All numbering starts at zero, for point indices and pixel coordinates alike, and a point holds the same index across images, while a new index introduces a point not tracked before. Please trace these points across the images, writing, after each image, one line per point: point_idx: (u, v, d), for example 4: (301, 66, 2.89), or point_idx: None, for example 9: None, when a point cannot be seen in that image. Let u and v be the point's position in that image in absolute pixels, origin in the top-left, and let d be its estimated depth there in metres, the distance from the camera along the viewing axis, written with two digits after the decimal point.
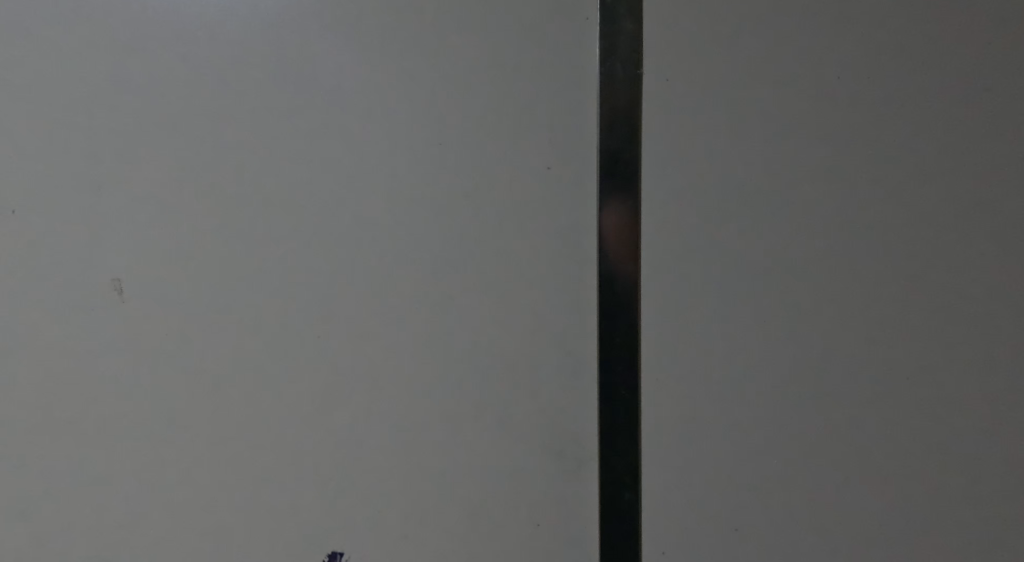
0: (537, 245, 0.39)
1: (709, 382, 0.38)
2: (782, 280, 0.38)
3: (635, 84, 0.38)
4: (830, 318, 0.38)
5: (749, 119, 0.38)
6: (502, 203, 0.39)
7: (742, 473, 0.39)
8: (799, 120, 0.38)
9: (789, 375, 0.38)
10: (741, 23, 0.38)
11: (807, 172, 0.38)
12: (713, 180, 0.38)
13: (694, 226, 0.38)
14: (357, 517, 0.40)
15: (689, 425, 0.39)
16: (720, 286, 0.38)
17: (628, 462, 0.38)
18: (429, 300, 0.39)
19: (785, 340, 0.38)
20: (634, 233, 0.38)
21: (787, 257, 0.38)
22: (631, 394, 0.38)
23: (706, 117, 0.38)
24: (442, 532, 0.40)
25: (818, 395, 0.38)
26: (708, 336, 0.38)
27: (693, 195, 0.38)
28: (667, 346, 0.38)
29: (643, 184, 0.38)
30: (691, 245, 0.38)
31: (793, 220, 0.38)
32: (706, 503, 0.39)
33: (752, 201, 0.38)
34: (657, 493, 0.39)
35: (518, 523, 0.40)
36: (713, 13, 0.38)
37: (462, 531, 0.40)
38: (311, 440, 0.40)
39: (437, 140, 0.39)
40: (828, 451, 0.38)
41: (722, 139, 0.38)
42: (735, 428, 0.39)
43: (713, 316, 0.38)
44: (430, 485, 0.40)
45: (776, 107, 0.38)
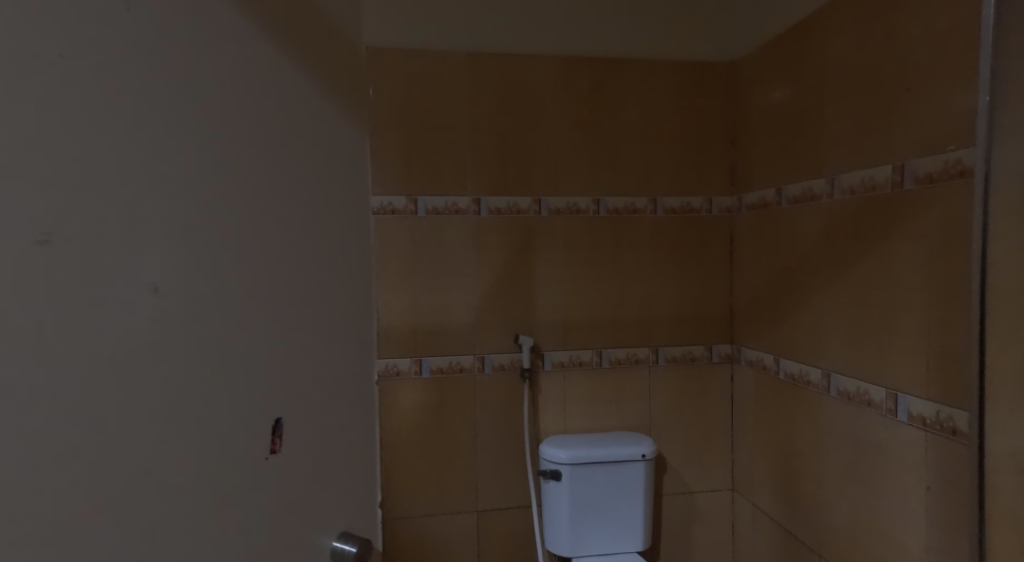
0: (266, 372, 0.64)
1: (323, 346, 0.74)
2: (343, 261, 0.78)
3: (277, 239, 0.66)
4: (348, 260, 0.79)
5: (318, 211, 0.73)
6: (267, 347, 0.64)
7: (337, 341, 0.78)
8: (327, 194, 0.75)
9: (340, 293, 0.78)
10: (306, 170, 0.71)
11: (333, 217, 0.76)
12: (307, 251, 0.71)
13: (304, 285, 0.70)
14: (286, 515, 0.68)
15: (335, 356, 0.77)
16: (315, 294, 0.73)
17: (328, 399, 0.76)
18: (239, 419, 0.61)
19: (337, 289, 0.77)
20: (279, 315, 0.66)
21: (326, 259, 0.75)
22: (309, 379, 0.72)
23: (304, 217, 0.70)
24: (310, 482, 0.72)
25: (354, 275, 0.81)
26: (316, 318, 0.73)
27: (306, 271, 0.71)
28: (305, 359, 0.71)
29: (287, 289, 0.68)
30: (309, 300, 0.71)
31: (332, 236, 0.76)
32: (341, 359, 0.79)
33: (316, 250, 0.73)
34: (336, 381, 0.77)
35: (323, 445, 0.75)
36: (278, 190, 0.66)
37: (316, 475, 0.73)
38: (241, 519, 0.60)
39: (202, 348, 0.56)
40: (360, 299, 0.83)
41: (306, 231, 0.71)
42: (340, 317, 0.78)
43: (315, 308, 0.73)
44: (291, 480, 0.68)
45: (315, 199, 0.73)
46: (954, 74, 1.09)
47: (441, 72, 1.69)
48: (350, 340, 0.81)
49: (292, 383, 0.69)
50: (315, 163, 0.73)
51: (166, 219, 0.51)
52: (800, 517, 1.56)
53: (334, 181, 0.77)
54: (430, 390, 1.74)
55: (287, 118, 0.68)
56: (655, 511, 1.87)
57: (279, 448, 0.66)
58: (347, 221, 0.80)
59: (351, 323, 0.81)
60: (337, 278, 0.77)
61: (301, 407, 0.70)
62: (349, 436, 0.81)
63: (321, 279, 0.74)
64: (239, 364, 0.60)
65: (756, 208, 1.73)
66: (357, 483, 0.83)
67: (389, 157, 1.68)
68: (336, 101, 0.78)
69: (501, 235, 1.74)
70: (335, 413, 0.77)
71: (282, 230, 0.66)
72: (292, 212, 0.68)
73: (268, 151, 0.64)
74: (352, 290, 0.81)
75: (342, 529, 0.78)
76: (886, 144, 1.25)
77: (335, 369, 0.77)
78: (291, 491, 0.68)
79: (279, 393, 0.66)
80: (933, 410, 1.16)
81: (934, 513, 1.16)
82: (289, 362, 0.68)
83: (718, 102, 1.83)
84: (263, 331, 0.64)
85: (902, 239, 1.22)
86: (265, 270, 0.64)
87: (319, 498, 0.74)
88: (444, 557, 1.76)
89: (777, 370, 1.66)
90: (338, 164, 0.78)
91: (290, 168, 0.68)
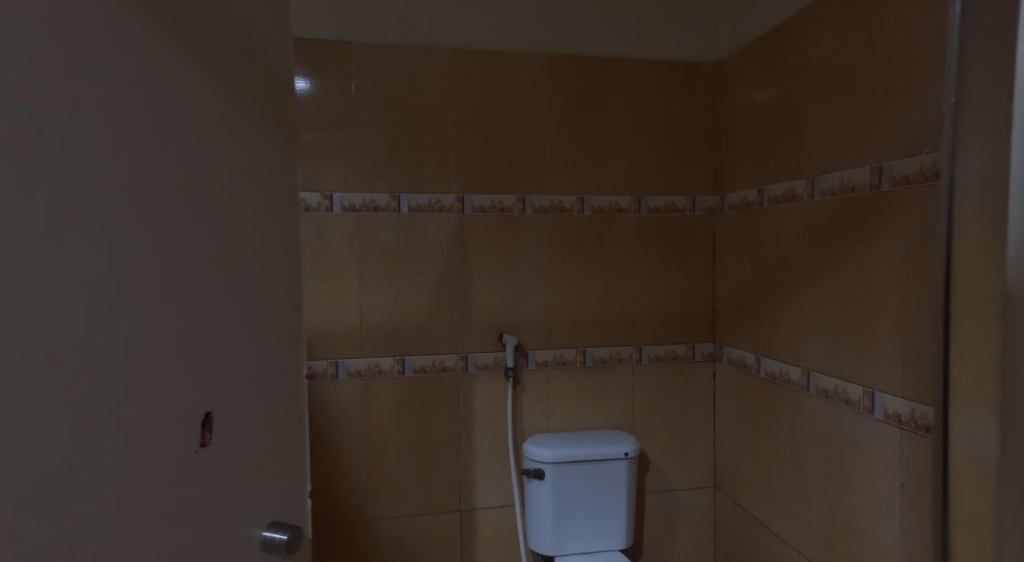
0: (203, 367, 0.66)
1: (265, 341, 0.76)
2: (286, 258, 0.80)
3: (217, 237, 0.67)
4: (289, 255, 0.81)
5: (262, 210, 0.75)
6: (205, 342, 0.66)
7: (280, 336, 0.79)
8: (272, 193, 0.77)
9: (283, 289, 0.80)
10: (251, 168, 0.73)
11: (278, 215, 0.78)
12: (250, 249, 0.73)
13: (246, 282, 0.72)
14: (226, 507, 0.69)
15: (278, 351, 0.79)
16: (258, 290, 0.74)
17: (271, 392, 0.77)
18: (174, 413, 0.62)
19: (281, 285, 0.79)
20: (219, 311, 0.68)
21: (270, 256, 0.77)
22: (251, 374, 0.73)
23: (248, 216, 0.72)
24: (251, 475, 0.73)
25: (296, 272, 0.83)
26: (259, 313, 0.75)
27: (248, 268, 0.73)
28: (248, 353, 0.73)
29: (229, 285, 0.69)
30: (251, 296, 0.73)
31: (276, 234, 0.78)
32: (284, 354, 0.80)
33: (260, 248, 0.75)
34: (279, 376, 0.79)
35: (265, 438, 0.76)
36: (219, 189, 0.67)
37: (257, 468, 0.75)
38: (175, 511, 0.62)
39: (133, 343, 0.57)
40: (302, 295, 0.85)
41: (250, 229, 0.72)
42: (283, 312, 0.80)
43: (258, 304, 0.74)
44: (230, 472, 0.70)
45: (261, 198, 0.74)
46: (933, 78, 1.11)
47: (426, 69, 1.68)
48: (289, 333, 0.81)
49: (225, 377, 0.69)
50: (251, 157, 0.73)
51: (85, 212, 0.52)
52: (778, 514, 1.58)
53: (272, 176, 0.77)
54: (413, 389, 1.73)
55: (220, 113, 0.68)
56: (637, 509, 1.88)
57: (211, 442, 0.67)
58: (284, 216, 0.79)
59: (295, 319, 0.83)
60: (280, 275, 0.79)
61: (242, 401, 0.72)
62: (292, 429, 0.82)
63: (257, 273, 0.74)
64: (172, 359, 0.62)
65: (738, 208, 1.75)
66: (299, 477, 0.84)
67: (373, 154, 1.67)
68: (272, 97, 0.78)
69: (484, 233, 1.74)
70: (271, 406, 0.77)
71: (213, 224, 0.67)
72: (226, 206, 0.68)
73: (207, 151, 0.66)
74: (293, 285, 0.82)
75: (277, 521, 0.78)
76: (865, 147, 1.27)
77: (272, 363, 0.77)
78: (231, 484, 0.70)
79: (210, 386, 0.67)
80: (908, 408, 1.18)
81: (908, 509, 1.18)
82: (221, 356, 0.68)
83: (702, 101, 1.84)
84: (202, 326, 0.65)
85: (880, 241, 1.24)
86: (193, 265, 0.64)
87: (261, 490, 0.75)
88: (427, 556, 1.75)
89: (758, 369, 1.67)
90: (275, 158, 0.78)
91: (234, 168, 0.70)
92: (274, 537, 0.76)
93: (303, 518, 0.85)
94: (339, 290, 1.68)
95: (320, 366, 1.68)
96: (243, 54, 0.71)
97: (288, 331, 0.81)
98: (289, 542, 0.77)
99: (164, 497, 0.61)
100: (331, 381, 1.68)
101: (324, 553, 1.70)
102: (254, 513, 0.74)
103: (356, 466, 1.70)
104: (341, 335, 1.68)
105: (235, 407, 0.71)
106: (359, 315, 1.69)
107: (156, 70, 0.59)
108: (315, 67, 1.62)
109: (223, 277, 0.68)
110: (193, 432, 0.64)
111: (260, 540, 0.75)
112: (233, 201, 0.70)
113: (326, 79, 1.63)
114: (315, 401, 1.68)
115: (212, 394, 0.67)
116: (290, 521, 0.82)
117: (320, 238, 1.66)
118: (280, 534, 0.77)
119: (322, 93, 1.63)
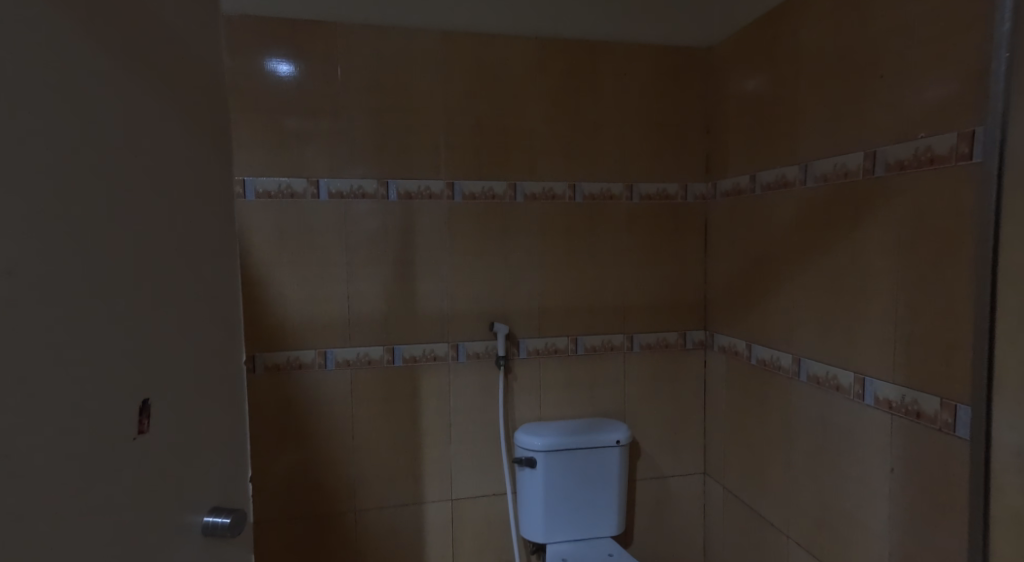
0: (126, 358, 0.71)
1: (188, 331, 0.81)
2: (210, 252, 0.86)
3: (135, 238, 0.73)
4: (213, 250, 0.86)
5: (182, 208, 0.80)
6: (125, 335, 0.71)
7: (207, 326, 0.85)
8: (194, 190, 0.83)
9: (207, 282, 0.85)
10: (168, 170, 0.78)
11: (199, 212, 0.84)
12: (169, 247, 0.78)
13: (165, 277, 0.77)
14: (154, 488, 0.75)
15: (202, 340, 0.84)
16: (180, 284, 0.80)
17: (197, 380, 0.83)
18: (93, 402, 0.67)
19: (204, 277, 0.85)
20: (140, 305, 0.73)
21: (191, 251, 0.82)
22: (175, 363, 0.79)
23: (164, 215, 0.77)
24: (178, 459, 0.79)
25: (220, 265, 0.88)
26: (182, 306, 0.80)
27: (169, 264, 0.78)
28: (170, 344, 0.78)
29: (148, 281, 0.74)
30: (172, 292, 0.78)
31: (196, 231, 0.83)
32: (210, 344, 0.86)
33: (180, 245, 0.80)
34: (205, 365, 0.84)
35: (192, 424, 0.82)
36: (133, 191, 0.72)
37: (185, 452, 0.80)
38: (99, 493, 0.67)
39: (50, 338, 0.62)
40: (229, 287, 0.90)
41: (169, 227, 0.78)
42: (207, 304, 0.85)
43: (180, 297, 0.80)
44: (157, 457, 0.75)
45: (179, 196, 0.80)
46: (930, 62, 1.10)
47: (414, 53, 1.65)
48: (207, 321, 0.85)
49: (157, 367, 0.76)
50: (178, 169, 0.80)
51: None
52: (767, 500, 1.59)
53: (201, 188, 0.84)
54: (402, 379, 1.71)
55: (149, 127, 0.75)
56: (628, 496, 1.88)
57: (147, 428, 0.74)
58: (213, 223, 0.87)
59: (220, 310, 0.88)
60: (203, 269, 0.84)
61: (165, 388, 0.77)
62: (222, 414, 0.88)
63: (187, 277, 0.81)
64: (90, 350, 0.66)
65: (729, 195, 1.74)
66: (229, 460, 0.89)
67: (360, 139, 1.64)
68: (201, 112, 0.84)
69: (473, 221, 1.72)
70: (207, 397, 0.85)
71: (144, 231, 0.74)
72: (155, 212, 0.76)
73: (120, 157, 0.71)
74: (216, 278, 0.87)
75: (218, 506, 0.86)
76: (859, 131, 1.26)
77: (204, 356, 0.84)
78: (157, 466, 0.75)
79: (143, 376, 0.73)
80: (898, 394, 1.18)
81: (899, 494, 1.18)
82: (154, 349, 0.75)
83: (694, 86, 1.82)
84: (119, 319, 0.70)
85: (873, 228, 1.23)
86: (125, 266, 0.71)
87: (190, 473, 0.81)
88: (419, 545, 1.75)
89: (749, 356, 1.67)
90: (203, 169, 0.85)
91: (149, 171, 0.75)
92: (215, 521, 0.84)
93: (244, 502, 0.93)
94: (326, 279, 1.65)
95: (309, 355, 1.66)
96: (153, 60, 0.75)
97: (219, 325, 0.88)
98: (231, 525, 0.85)
99: (86, 479, 0.66)
100: (320, 371, 1.66)
101: (315, 543, 1.69)
102: (183, 496, 0.80)
103: (346, 456, 1.69)
104: (329, 324, 1.66)
105: (170, 396, 0.78)
106: (346, 304, 1.67)
107: (88, 90, 0.66)
108: (300, 50, 1.59)
109: (142, 273, 0.73)
110: (130, 421, 0.71)
111: (201, 525, 0.83)
112: (161, 209, 0.77)
113: (311, 62, 1.60)
114: (303, 390, 1.66)
115: (146, 383, 0.74)
116: (230, 505, 0.90)
117: (306, 225, 1.63)
118: (222, 518, 0.84)
119: (307, 76, 1.60)
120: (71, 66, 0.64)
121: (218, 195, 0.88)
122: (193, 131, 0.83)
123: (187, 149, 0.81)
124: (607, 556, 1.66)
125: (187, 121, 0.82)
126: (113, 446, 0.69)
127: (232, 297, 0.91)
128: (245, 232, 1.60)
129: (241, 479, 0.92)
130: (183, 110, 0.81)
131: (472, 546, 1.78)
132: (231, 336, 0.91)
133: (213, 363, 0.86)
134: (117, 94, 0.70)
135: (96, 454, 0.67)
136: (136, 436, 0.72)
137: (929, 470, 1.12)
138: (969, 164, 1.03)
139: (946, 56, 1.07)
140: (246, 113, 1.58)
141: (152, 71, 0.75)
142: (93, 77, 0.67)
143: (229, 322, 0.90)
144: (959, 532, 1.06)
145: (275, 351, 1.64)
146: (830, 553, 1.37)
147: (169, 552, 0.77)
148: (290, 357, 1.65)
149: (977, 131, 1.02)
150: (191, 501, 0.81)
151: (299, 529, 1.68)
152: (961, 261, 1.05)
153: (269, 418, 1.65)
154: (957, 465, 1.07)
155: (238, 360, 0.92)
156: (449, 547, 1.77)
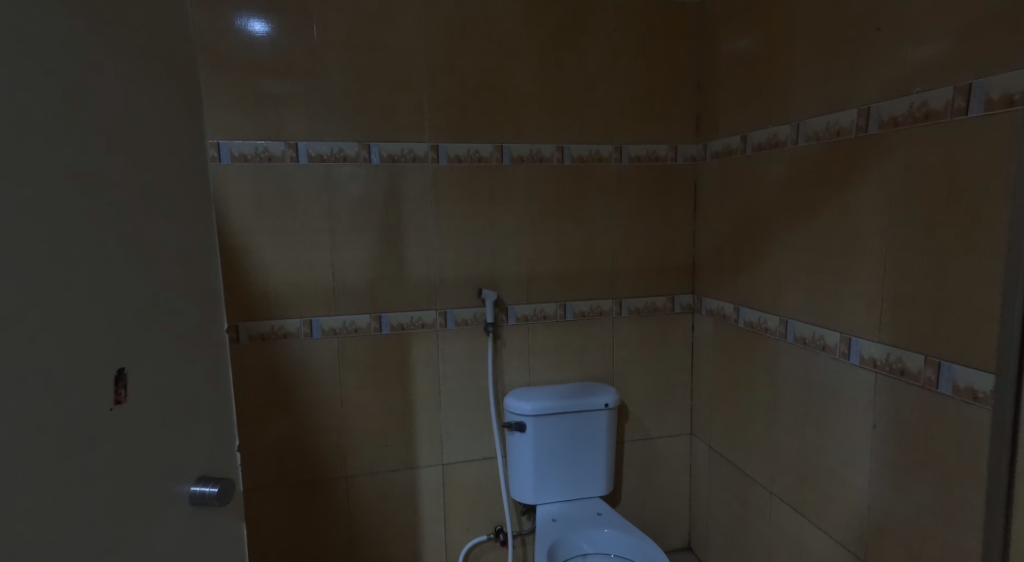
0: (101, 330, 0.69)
1: (168, 300, 0.78)
2: (189, 218, 0.82)
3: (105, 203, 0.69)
4: (192, 217, 0.83)
5: (156, 174, 0.76)
6: (97, 304, 0.68)
7: (188, 298, 0.82)
8: (171, 155, 0.79)
9: (187, 248, 0.81)
10: (138, 134, 0.74)
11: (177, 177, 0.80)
12: (143, 213, 0.74)
13: (139, 244, 0.74)
14: (134, 459, 0.73)
15: (185, 310, 0.81)
16: (157, 252, 0.76)
17: (179, 350, 0.80)
18: (66, 374, 0.65)
19: (183, 245, 0.81)
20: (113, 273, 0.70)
21: (168, 218, 0.78)
22: (154, 332, 0.76)
23: (136, 180, 0.73)
24: (160, 431, 0.77)
25: (203, 233, 0.85)
26: (161, 274, 0.77)
27: (144, 231, 0.74)
28: (148, 313, 0.75)
29: (121, 247, 0.71)
30: (149, 259, 0.75)
31: (173, 197, 0.79)
32: (193, 314, 0.83)
33: (157, 211, 0.76)
34: (187, 334, 0.82)
35: (175, 394, 0.79)
36: (102, 156, 0.69)
37: (167, 425, 0.78)
38: (75, 464, 0.65)
39: (15, 307, 0.60)
40: (211, 254, 0.87)
41: (143, 192, 0.74)
42: (187, 271, 0.82)
43: (157, 265, 0.76)
44: (138, 427, 0.73)
45: (152, 161, 0.76)
46: (929, 13, 1.06)
47: (392, 9, 1.58)
48: (185, 289, 0.81)
49: (133, 336, 0.73)
50: (147, 127, 0.75)
51: None
52: (753, 460, 1.61)
53: (174, 149, 0.80)
54: (390, 346, 1.70)
55: (115, 86, 0.71)
56: (617, 458, 1.90)
57: (125, 399, 0.71)
58: (191, 187, 0.83)
59: (202, 279, 0.84)
60: (183, 235, 0.81)
61: (143, 359, 0.74)
62: (206, 384, 0.85)
63: (162, 241, 0.77)
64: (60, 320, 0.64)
65: (721, 155, 1.71)
66: (215, 430, 0.87)
67: (340, 101, 1.59)
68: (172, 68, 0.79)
69: (459, 185, 1.68)
70: (189, 365, 0.82)
71: (113, 193, 0.70)
72: (125, 175, 0.72)
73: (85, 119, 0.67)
74: (196, 246, 0.83)
75: (205, 476, 0.84)
76: (854, 87, 1.22)
77: (184, 326, 0.81)
78: (135, 437, 0.73)
79: (117, 343, 0.70)
80: (884, 352, 1.19)
81: (881, 450, 1.20)
82: (130, 316, 0.72)
83: (683, 44, 1.77)
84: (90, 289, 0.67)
85: (865, 186, 1.21)
86: (93, 233, 0.68)
87: (173, 444, 0.79)
88: (409, 510, 1.76)
89: (736, 319, 1.67)
90: (179, 133, 0.80)
91: (117, 132, 0.71)
92: (203, 491, 0.82)
93: (234, 471, 0.91)
94: (308, 245, 1.62)
95: (295, 325, 1.63)
96: (115, 17, 0.71)
97: (200, 294, 0.84)
98: (219, 494, 0.83)
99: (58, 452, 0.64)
100: (307, 340, 1.64)
101: (305, 509, 1.69)
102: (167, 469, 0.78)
103: (335, 423, 1.68)
104: (312, 291, 1.63)
105: (151, 364, 0.75)
106: (331, 271, 1.64)
107: (45, 50, 0.63)
108: (272, 6, 1.52)
109: (114, 239, 0.70)
110: (107, 390, 0.69)
111: (188, 494, 0.81)
112: (130, 171, 0.73)
113: (285, 18, 1.53)
114: (290, 359, 1.64)
115: (123, 351, 0.71)
116: (219, 474, 0.88)
117: (285, 190, 1.58)
118: (209, 487, 0.82)
119: (282, 33, 1.53)
120: (13, 16, 0.59)
121: (194, 158, 0.83)
122: (160, 87, 0.77)
123: (159, 112, 0.77)
124: (596, 516, 1.68)
125: (155, 77, 0.76)
126: (89, 416, 0.67)
127: (213, 265, 0.87)
128: (222, 198, 1.56)
129: (229, 448, 0.90)
130: (154, 69, 0.76)
131: (463, 509, 1.80)
132: (216, 304, 0.87)
133: (196, 333, 0.83)
134: (80, 52, 0.66)
135: (70, 426, 0.65)
136: (112, 406, 0.70)
137: (911, 426, 1.13)
138: (964, 119, 1.01)
139: (944, 8, 1.04)
140: (219, 75, 1.52)
141: (115, 27, 0.71)
142: (49, 30, 0.63)
143: (213, 289, 0.87)
144: (940, 486, 1.08)
145: (259, 320, 1.61)
146: (812, 508, 1.39)
147: (154, 523, 0.75)
148: (274, 326, 1.62)
149: (974, 85, 1.00)
150: (175, 474, 0.79)
151: (289, 497, 1.68)
152: (956, 219, 1.03)
153: (257, 389, 1.63)
154: (940, 421, 1.08)
155: (221, 326, 0.89)
156: (441, 510, 1.78)
